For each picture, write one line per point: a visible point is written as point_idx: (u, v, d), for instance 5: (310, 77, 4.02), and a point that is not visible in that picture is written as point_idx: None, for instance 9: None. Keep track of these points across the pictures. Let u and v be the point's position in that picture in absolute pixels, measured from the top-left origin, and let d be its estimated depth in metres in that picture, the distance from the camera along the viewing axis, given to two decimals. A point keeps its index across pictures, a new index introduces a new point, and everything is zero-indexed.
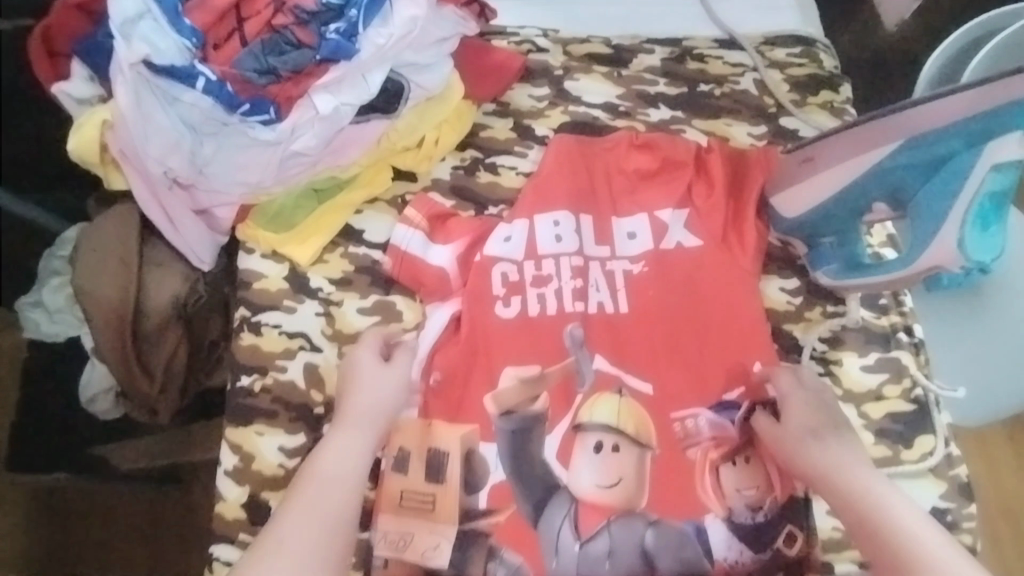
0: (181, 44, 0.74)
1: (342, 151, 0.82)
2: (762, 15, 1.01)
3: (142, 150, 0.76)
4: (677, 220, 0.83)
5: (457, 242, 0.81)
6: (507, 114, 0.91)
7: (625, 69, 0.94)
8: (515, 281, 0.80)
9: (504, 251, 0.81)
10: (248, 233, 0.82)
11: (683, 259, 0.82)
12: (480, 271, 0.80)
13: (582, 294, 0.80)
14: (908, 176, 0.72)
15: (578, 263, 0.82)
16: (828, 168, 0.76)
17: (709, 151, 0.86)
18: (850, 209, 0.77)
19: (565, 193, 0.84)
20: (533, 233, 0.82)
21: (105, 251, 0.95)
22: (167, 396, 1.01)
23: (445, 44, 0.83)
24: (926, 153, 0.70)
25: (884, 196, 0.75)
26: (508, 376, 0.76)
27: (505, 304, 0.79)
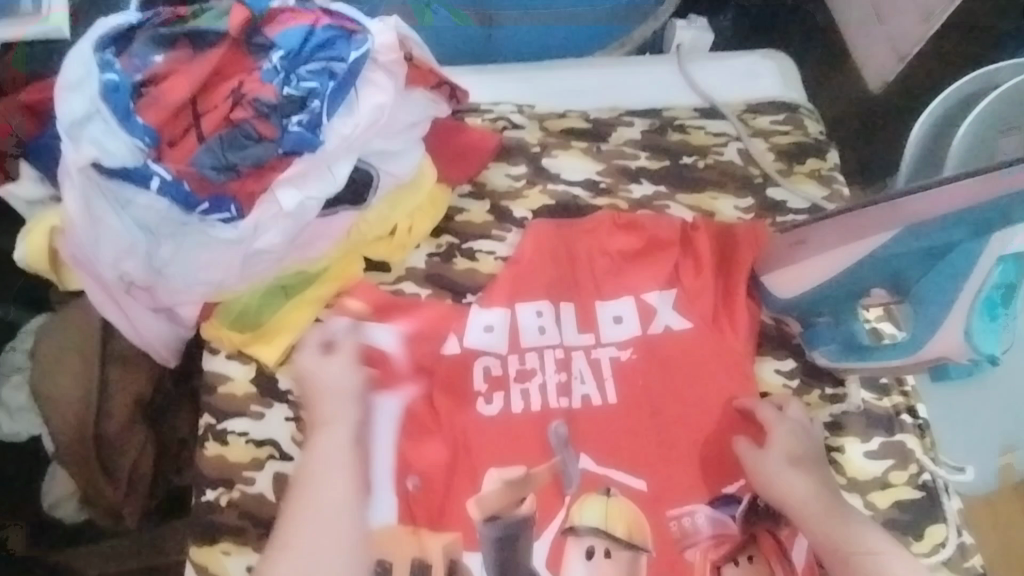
0: (132, 144, 0.70)
1: (310, 244, 0.78)
2: (744, 80, 0.98)
3: (94, 257, 0.73)
4: (664, 303, 0.79)
5: (434, 336, 0.77)
6: (484, 196, 0.87)
7: (604, 143, 0.91)
8: (497, 375, 0.76)
9: (485, 344, 0.77)
10: (212, 332, 0.78)
11: (673, 344, 0.77)
12: (459, 367, 0.76)
13: (566, 390, 0.76)
14: (911, 264, 0.69)
15: (561, 356, 0.77)
16: (819, 251, 0.73)
17: (696, 228, 0.81)
18: (849, 292, 0.74)
19: (543, 283, 0.80)
20: (515, 322, 0.78)
21: (62, 351, 0.89)
22: (134, 499, 0.96)
23: (415, 128, 0.80)
24: (929, 242, 0.67)
25: (883, 281, 0.72)
26: (492, 478, 0.72)
27: (487, 401, 0.75)
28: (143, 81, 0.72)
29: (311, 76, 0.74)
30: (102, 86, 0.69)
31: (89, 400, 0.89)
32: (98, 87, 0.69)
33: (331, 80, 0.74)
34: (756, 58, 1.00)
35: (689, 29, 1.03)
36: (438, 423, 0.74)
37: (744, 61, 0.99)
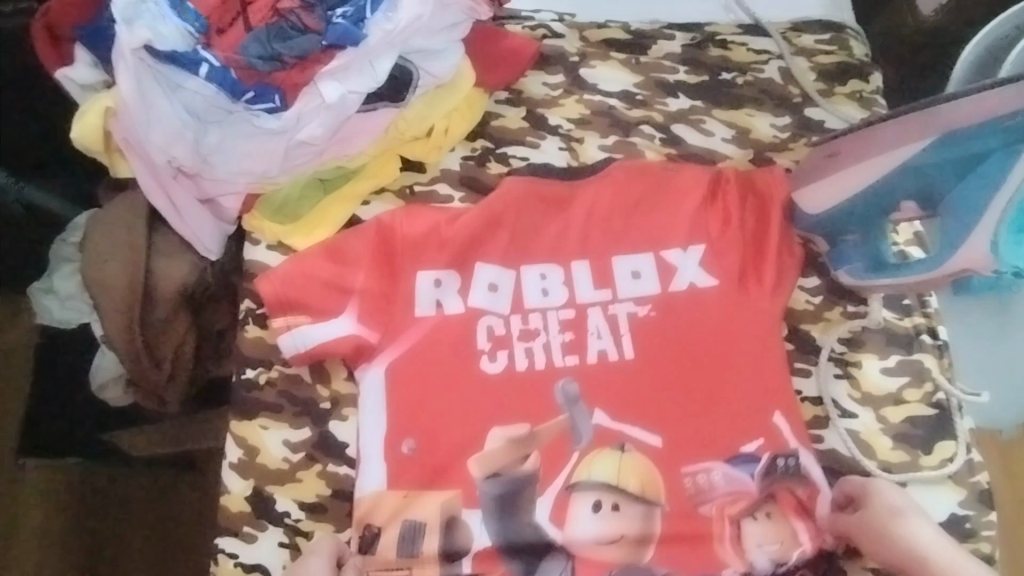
0: (184, 30, 0.73)
1: (349, 140, 0.80)
2: (790, 0, 0.96)
3: (145, 137, 0.74)
4: (686, 262, 0.81)
5: (456, 279, 0.79)
6: (520, 103, 0.88)
7: (643, 56, 0.91)
8: (501, 335, 0.78)
9: (489, 303, 0.79)
10: (253, 224, 0.80)
11: (692, 302, 0.79)
12: (464, 326, 0.78)
13: (575, 347, 0.78)
14: (940, 175, 0.70)
15: (571, 316, 0.79)
16: (855, 163, 0.73)
17: (731, 182, 0.83)
18: (877, 207, 0.74)
19: (548, 245, 0.81)
20: (520, 285, 0.80)
21: (116, 238, 0.95)
22: (175, 385, 1.01)
23: (456, 29, 0.80)
24: (962, 150, 0.68)
25: (912, 195, 0.72)
26: (496, 436, 0.74)
27: (491, 358, 0.77)
28: None
29: None
30: None
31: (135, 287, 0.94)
32: None
33: None
34: None
35: None
36: (440, 379, 0.76)
37: None
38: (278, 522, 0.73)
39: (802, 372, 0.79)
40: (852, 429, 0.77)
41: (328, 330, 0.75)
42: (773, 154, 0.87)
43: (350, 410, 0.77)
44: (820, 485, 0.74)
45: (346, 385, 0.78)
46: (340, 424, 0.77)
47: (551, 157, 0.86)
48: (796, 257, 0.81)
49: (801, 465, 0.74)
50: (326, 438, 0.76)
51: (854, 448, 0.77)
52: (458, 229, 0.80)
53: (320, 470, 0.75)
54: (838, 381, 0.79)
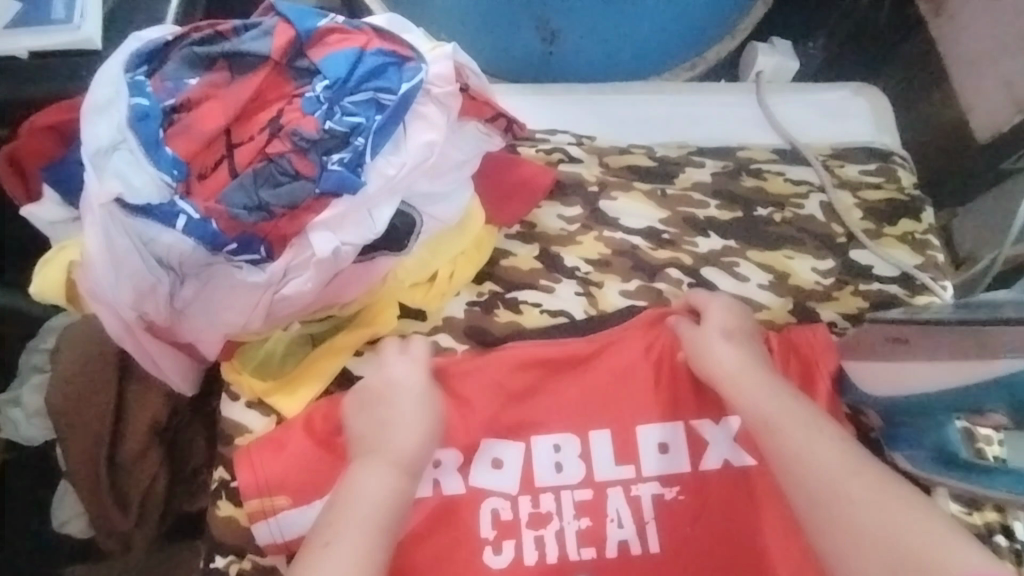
0: (160, 179, 0.64)
1: (342, 290, 0.71)
2: (831, 121, 0.88)
3: (111, 294, 0.66)
4: (722, 436, 0.72)
5: (454, 452, 0.70)
6: (533, 239, 0.79)
7: (669, 185, 0.83)
8: (507, 521, 0.68)
9: (494, 482, 0.70)
10: (231, 375, 0.72)
11: (729, 482, 0.70)
12: (464, 508, 0.69)
13: (593, 538, 0.68)
14: None
15: (588, 498, 0.70)
16: (923, 359, 0.65)
17: (773, 346, 0.75)
18: (951, 406, 0.64)
19: (567, 412, 0.72)
20: (529, 459, 0.71)
21: (84, 373, 0.84)
22: (143, 530, 0.92)
23: (466, 166, 0.73)
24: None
25: (1003, 406, 0.60)
26: None
27: (496, 551, 0.67)
28: (174, 107, 0.65)
29: (356, 109, 0.66)
30: (131, 113, 0.64)
31: (104, 424, 0.84)
32: (127, 113, 0.64)
33: (378, 114, 0.67)
34: (846, 98, 0.89)
35: (772, 54, 0.94)
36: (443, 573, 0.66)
37: (832, 97, 0.89)
38: None
39: None
40: None
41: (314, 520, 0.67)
42: (814, 305, 0.79)
43: None
44: None
45: None
46: None
47: (567, 303, 0.77)
48: None
49: None
50: None
51: None
52: (465, 394, 0.72)
53: None
54: None
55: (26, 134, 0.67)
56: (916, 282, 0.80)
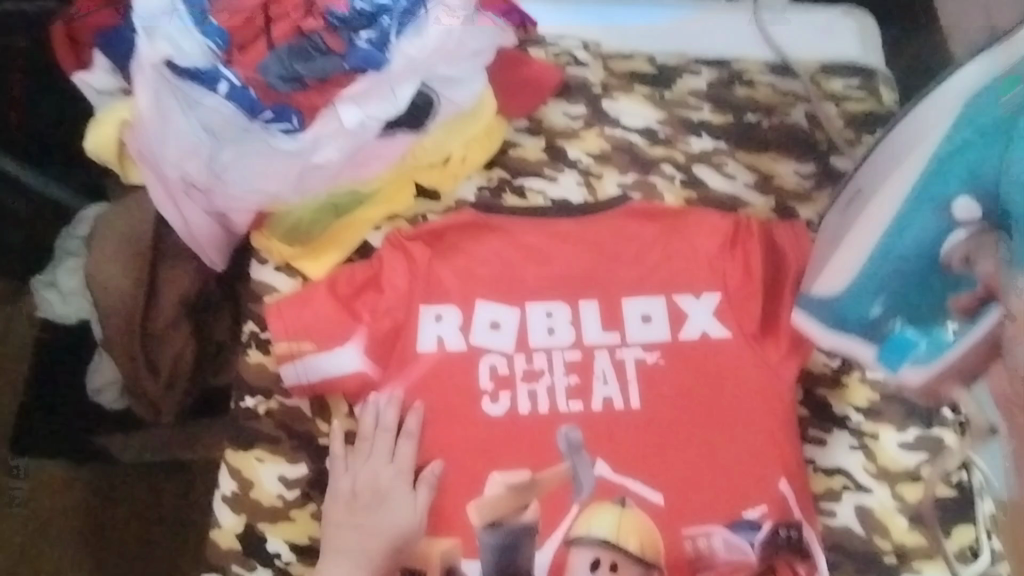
0: (205, 46, 0.73)
1: (366, 164, 0.79)
2: (822, 38, 0.94)
3: (159, 153, 0.75)
4: (699, 309, 0.80)
5: (457, 308, 0.79)
6: (540, 132, 0.86)
7: (668, 90, 0.89)
8: (504, 375, 0.77)
9: (494, 342, 0.78)
10: (262, 242, 0.80)
11: (701, 352, 0.79)
12: (465, 364, 0.77)
13: (580, 392, 0.78)
14: (917, 185, 0.58)
15: (577, 358, 0.79)
16: (869, 202, 0.63)
17: (751, 232, 0.82)
18: (921, 253, 0.59)
19: (561, 283, 0.81)
20: (525, 323, 0.79)
21: (120, 253, 0.92)
22: (170, 395, 0.99)
23: (480, 56, 0.78)
24: (980, 128, 0.54)
25: (964, 194, 0.55)
26: (494, 483, 0.74)
27: (493, 400, 0.76)
28: None
29: None
30: None
31: (136, 297, 0.92)
32: None
33: (403, 1, 0.75)
34: (835, 16, 0.95)
35: None
36: (452, 421, 0.76)
37: (824, 17, 0.95)
38: (268, 562, 0.74)
39: (815, 440, 0.79)
40: (864, 503, 0.77)
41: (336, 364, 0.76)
42: (794, 205, 0.86)
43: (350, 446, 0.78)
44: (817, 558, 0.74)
45: (346, 420, 0.79)
46: None
47: (568, 191, 0.84)
48: None
49: (803, 539, 0.74)
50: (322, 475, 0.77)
51: (867, 527, 0.77)
52: (472, 260, 0.80)
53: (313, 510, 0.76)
54: (852, 451, 0.79)
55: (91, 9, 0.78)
56: None
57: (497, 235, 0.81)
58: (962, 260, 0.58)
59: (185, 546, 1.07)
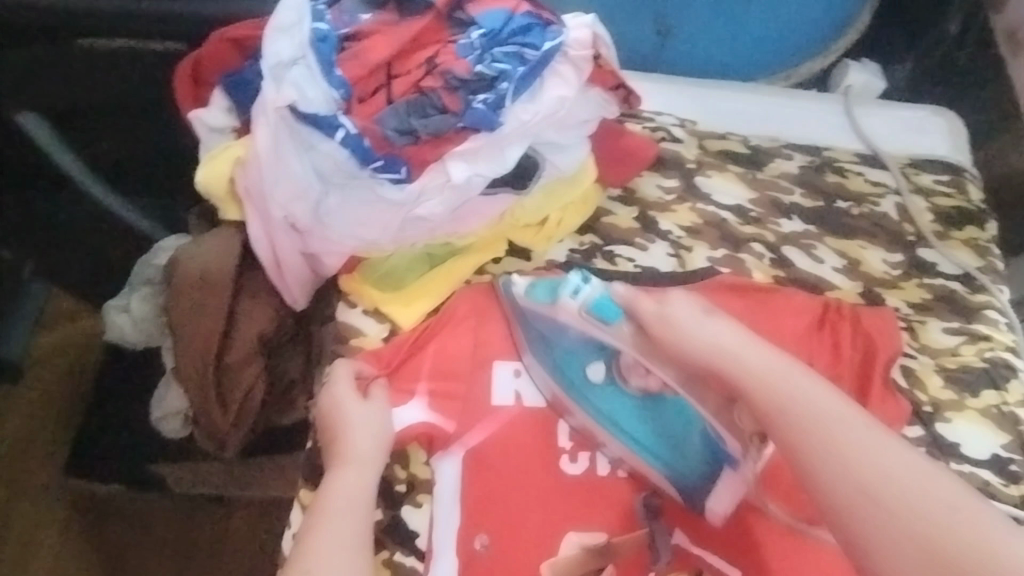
0: (329, 94, 0.72)
1: (464, 220, 0.79)
2: (910, 134, 0.96)
3: (268, 193, 0.75)
4: None
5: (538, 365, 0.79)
6: (632, 202, 0.88)
7: (759, 172, 0.91)
8: (584, 436, 0.77)
9: None
10: (351, 286, 0.81)
11: None
12: (544, 420, 0.77)
13: None
14: (555, 338, 0.77)
15: None
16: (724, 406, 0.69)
17: (841, 315, 0.82)
18: (582, 387, 0.76)
19: None
20: None
21: (200, 293, 0.92)
22: (237, 432, 0.98)
23: (586, 125, 0.81)
24: (563, 349, 0.77)
25: (591, 355, 0.77)
26: (571, 542, 0.72)
27: (572, 459, 0.76)
28: (348, 36, 0.74)
29: (504, 58, 0.73)
30: (312, 35, 0.73)
31: (217, 328, 0.93)
32: (308, 34, 0.72)
33: (521, 65, 0.74)
34: (926, 113, 0.97)
35: (862, 71, 1.00)
36: (527, 476, 0.74)
37: (913, 114, 0.97)
38: None
39: None
40: None
41: (399, 419, 0.75)
42: (882, 291, 0.85)
43: (424, 497, 0.74)
44: None
45: (424, 468, 0.76)
46: (412, 511, 0.74)
47: (658, 262, 0.85)
48: (901, 409, 0.78)
49: None
50: (396, 523, 0.73)
51: None
52: None
53: (386, 558, 0.72)
54: None
55: (210, 44, 0.79)
56: (977, 283, 0.87)
57: None
58: (619, 373, 0.76)
59: None
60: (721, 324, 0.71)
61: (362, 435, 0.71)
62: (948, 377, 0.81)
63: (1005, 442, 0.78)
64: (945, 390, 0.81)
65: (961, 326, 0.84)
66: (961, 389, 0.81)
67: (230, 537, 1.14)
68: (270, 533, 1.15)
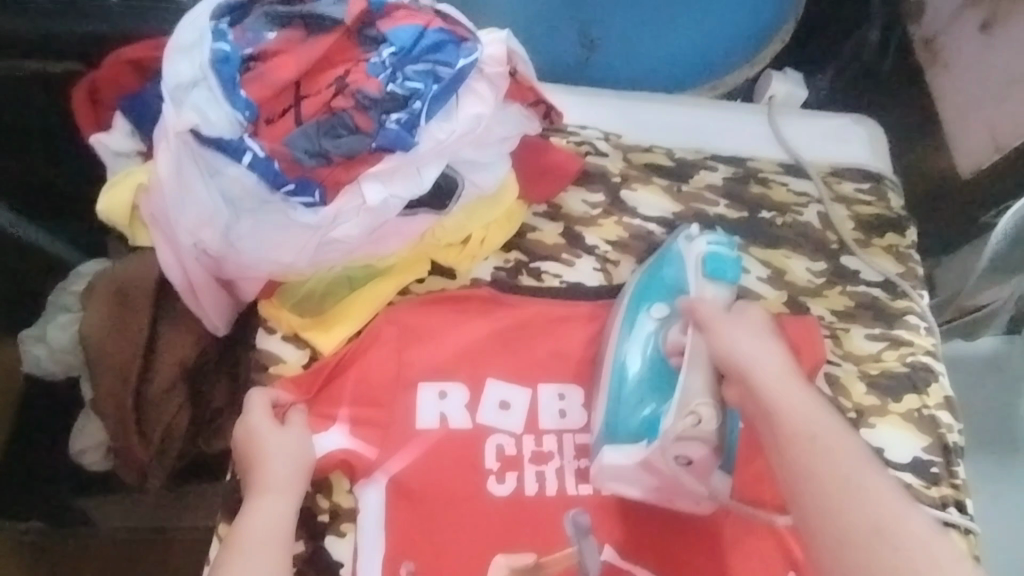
0: (233, 117, 0.70)
1: (384, 241, 0.78)
2: (833, 142, 0.97)
3: (175, 218, 0.72)
4: None
5: (463, 384, 0.77)
6: (558, 218, 0.87)
7: (685, 183, 0.91)
8: (510, 455, 0.75)
9: (501, 422, 0.76)
10: (270, 312, 0.79)
11: None
12: (472, 442, 0.75)
13: (587, 476, 0.76)
14: (666, 272, 0.79)
15: (588, 442, 0.77)
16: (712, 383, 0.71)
17: None
18: (636, 321, 0.77)
19: (569, 366, 0.80)
20: (536, 405, 0.78)
21: (116, 322, 0.90)
22: (161, 462, 0.95)
23: (506, 142, 0.80)
24: (656, 278, 0.79)
25: (666, 297, 0.78)
26: (498, 564, 0.71)
27: (499, 480, 0.74)
28: (252, 56, 0.71)
29: (416, 76, 0.72)
30: (213, 55, 0.70)
31: (134, 358, 0.89)
32: (209, 55, 0.70)
33: (435, 83, 0.72)
34: (847, 120, 0.98)
35: (785, 81, 1.00)
36: (452, 497, 0.73)
37: (836, 122, 0.98)
38: None
39: None
40: None
41: (319, 446, 0.73)
42: (807, 300, 0.86)
43: (348, 525, 0.73)
44: None
45: (347, 497, 0.74)
46: (336, 541, 0.72)
47: (584, 277, 0.84)
48: None
49: None
50: (318, 555, 0.71)
51: None
52: (486, 328, 0.80)
53: None
54: None
55: (107, 66, 0.76)
56: (898, 289, 0.88)
57: (512, 314, 0.81)
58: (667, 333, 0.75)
59: None
60: (773, 344, 0.70)
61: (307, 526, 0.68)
62: (871, 383, 0.82)
63: (926, 445, 0.80)
64: (868, 397, 0.82)
65: (884, 333, 0.85)
66: (883, 394, 0.82)
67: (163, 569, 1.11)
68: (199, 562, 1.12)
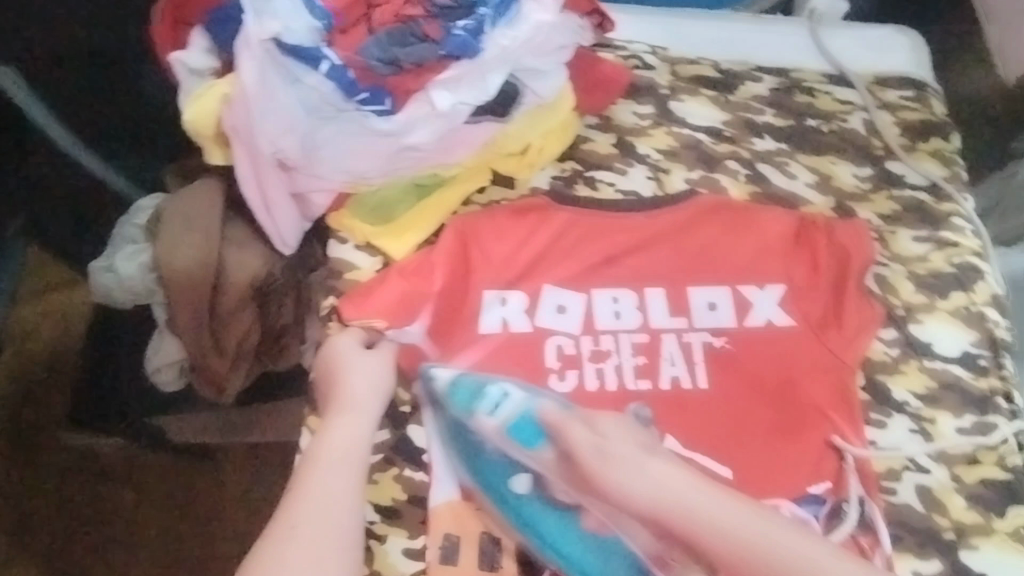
0: (312, 26, 0.78)
1: (451, 150, 0.82)
2: (875, 52, 0.98)
3: (257, 127, 0.75)
4: (763, 299, 0.82)
5: (522, 292, 0.80)
6: (610, 129, 0.90)
7: (731, 94, 0.93)
8: (571, 355, 0.78)
9: (558, 323, 0.79)
10: (340, 222, 0.82)
11: (771, 338, 0.80)
12: (534, 343, 0.78)
13: (647, 371, 0.78)
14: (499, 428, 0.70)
15: (644, 340, 0.79)
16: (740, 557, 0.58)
17: (817, 227, 0.85)
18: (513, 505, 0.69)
19: (624, 269, 0.82)
20: (592, 308, 0.80)
21: (185, 239, 0.92)
22: (236, 378, 1.01)
23: (564, 52, 0.83)
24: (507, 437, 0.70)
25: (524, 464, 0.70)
26: None
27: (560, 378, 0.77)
28: None
29: None
30: None
31: (205, 274, 0.92)
32: None
33: None
34: (891, 30, 0.99)
35: None
36: None
37: (878, 33, 0.99)
38: None
39: (877, 423, 0.78)
40: (924, 484, 0.76)
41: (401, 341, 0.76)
42: (853, 204, 0.89)
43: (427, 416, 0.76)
44: (883, 536, 0.72)
45: None
46: (419, 429, 0.75)
47: (638, 185, 0.87)
48: (874, 314, 0.82)
49: (868, 515, 0.73)
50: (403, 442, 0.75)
51: (925, 504, 0.75)
52: (546, 232, 0.82)
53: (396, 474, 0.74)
54: (912, 435, 0.78)
55: None
56: (943, 192, 0.90)
57: (568, 223, 0.83)
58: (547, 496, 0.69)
59: (233, 518, 1.16)
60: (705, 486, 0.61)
61: (355, 377, 0.73)
62: (919, 282, 0.85)
63: (974, 339, 0.82)
64: (917, 294, 0.84)
65: (930, 234, 0.88)
66: (931, 292, 0.85)
67: (238, 485, 1.18)
68: (270, 474, 1.19)
